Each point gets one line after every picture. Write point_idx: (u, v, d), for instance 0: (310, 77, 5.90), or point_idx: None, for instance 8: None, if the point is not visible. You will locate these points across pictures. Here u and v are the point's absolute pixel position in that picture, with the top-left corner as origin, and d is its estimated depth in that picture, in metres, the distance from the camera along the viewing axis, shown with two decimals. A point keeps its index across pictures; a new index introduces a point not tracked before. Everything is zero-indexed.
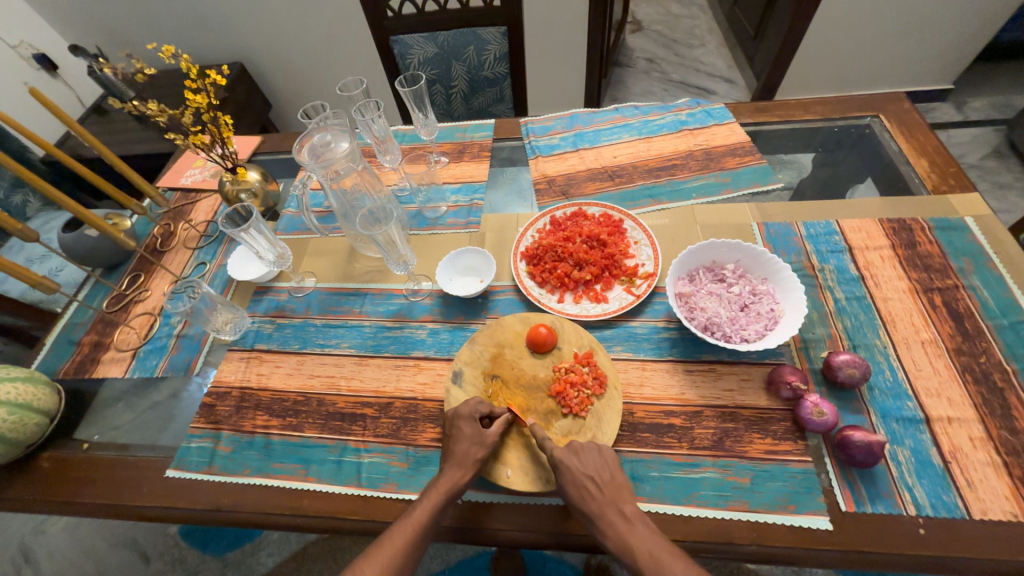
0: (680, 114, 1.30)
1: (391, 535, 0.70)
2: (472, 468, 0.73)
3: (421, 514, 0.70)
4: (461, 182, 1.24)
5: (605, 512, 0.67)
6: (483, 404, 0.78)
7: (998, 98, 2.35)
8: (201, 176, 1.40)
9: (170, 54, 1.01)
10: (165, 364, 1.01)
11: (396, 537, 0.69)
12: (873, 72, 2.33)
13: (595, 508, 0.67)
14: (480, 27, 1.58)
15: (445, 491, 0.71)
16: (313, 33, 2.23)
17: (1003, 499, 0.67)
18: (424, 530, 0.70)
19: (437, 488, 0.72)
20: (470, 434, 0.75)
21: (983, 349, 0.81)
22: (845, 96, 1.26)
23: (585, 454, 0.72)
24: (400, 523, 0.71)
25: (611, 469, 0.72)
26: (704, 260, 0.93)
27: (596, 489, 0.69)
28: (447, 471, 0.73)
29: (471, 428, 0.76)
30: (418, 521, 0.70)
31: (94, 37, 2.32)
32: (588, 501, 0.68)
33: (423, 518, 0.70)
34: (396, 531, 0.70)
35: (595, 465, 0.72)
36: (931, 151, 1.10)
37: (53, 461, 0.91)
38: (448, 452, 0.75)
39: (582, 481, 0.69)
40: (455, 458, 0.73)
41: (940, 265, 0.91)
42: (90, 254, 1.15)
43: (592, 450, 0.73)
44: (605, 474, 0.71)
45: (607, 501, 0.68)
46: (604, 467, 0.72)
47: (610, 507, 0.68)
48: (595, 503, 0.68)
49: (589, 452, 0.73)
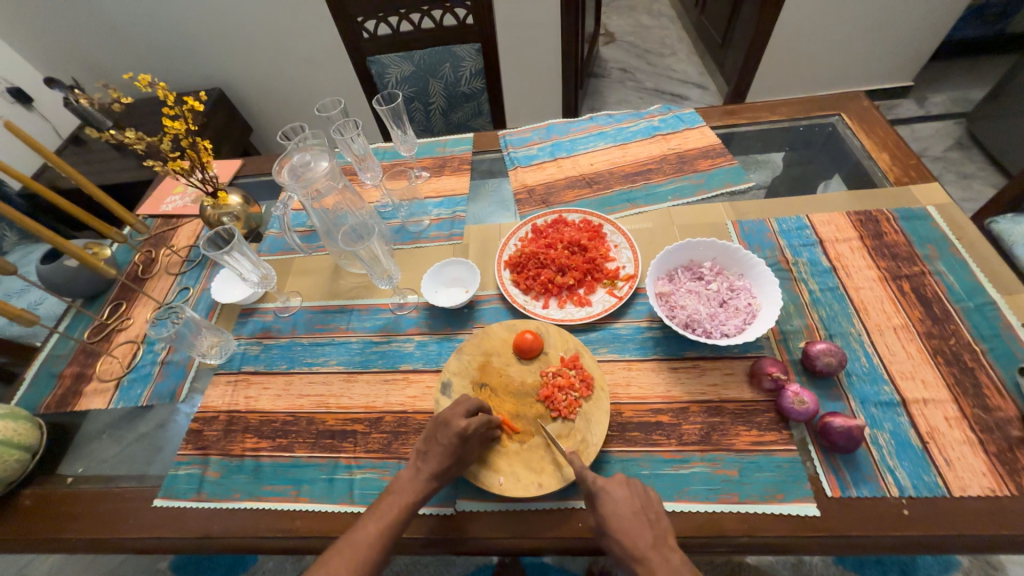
0: (653, 120, 1.34)
1: (363, 532, 0.70)
2: (449, 473, 0.73)
3: (394, 512, 0.71)
4: (443, 195, 1.26)
5: (650, 554, 0.63)
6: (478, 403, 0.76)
7: (956, 93, 2.45)
8: (182, 202, 1.40)
9: (146, 82, 1.01)
10: (150, 393, 1.00)
11: (369, 535, 0.69)
12: (837, 72, 2.43)
13: (636, 547, 0.63)
14: (454, 45, 1.62)
15: (419, 489, 0.72)
16: (291, 56, 2.26)
17: (982, 476, 0.69)
18: (397, 527, 0.70)
19: (410, 489, 0.72)
20: (452, 445, 0.71)
21: (952, 332, 0.84)
22: (809, 97, 1.31)
23: (628, 489, 0.68)
24: (372, 520, 0.71)
25: (653, 506, 0.67)
26: (682, 260, 0.96)
27: (642, 527, 0.64)
28: (420, 474, 0.73)
29: (459, 442, 0.71)
30: (390, 520, 0.70)
31: (69, 69, 2.31)
32: (630, 538, 0.64)
33: (395, 516, 0.71)
34: (365, 525, 0.70)
35: (635, 500, 0.67)
36: (892, 145, 1.14)
37: (36, 498, 0.89)
38: (424, 456, 0.74)
39: (624, 517, 0.65)
40: (434, 463, 0.73)
41: (907, 253, 0.95)
42: (69, 284, 1.14)
43: (632, 484, 0.68)
44: (651, 510, 0.67)
45: (650, 541, 0.64)
46: (647, 504, 0.67)
47: (653, 549, 0.63)
48: (638, 540, 0.63)
49: (631, 486, 0.68)
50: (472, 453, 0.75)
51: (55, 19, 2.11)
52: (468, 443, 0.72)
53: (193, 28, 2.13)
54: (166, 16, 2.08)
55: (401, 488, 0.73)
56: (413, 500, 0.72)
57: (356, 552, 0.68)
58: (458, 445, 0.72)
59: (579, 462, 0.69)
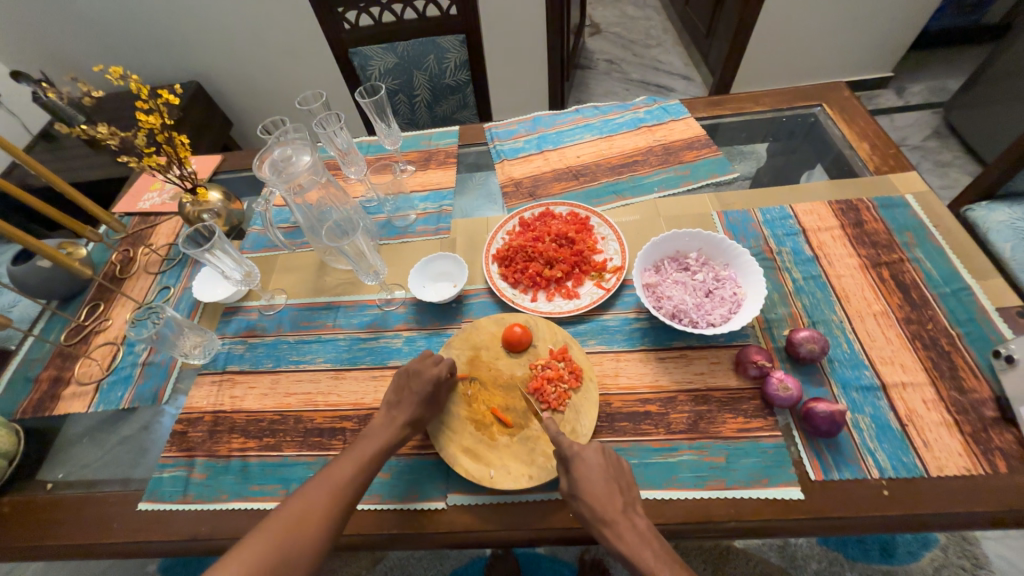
0: (638, 112, 1.34)
1: (340, 466, 0.73)
2: (422, 420, 0.78)
3: (370, 450, 0.75)
4: (429, 189, 1.24)
5: (618, 518, 0.65)
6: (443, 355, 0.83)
7: (934, 83, 2.50)
8: (160, 199, 1.36)
9: (118, 75, 0.97)
10: (131, 395, 0.97)
11: (346, 469, 0.72)
12: (819, 63, 2.45)
13: (604, 510, 0.65)
14: (438, 36, 1.59)
15: (393, 431, 0.77)
16: (270, 48, 2.20)
17: (958, 456, 0.71)
18: (372, 463, 0.74)
19: (385, 432, 0.76)
20: (424, 391, 0.79)
21: (930, 317, 0.86)
22: (792, 87, 1.32)
23: (604, 457, 0.70)
24: (348, 456, 0.74)
25: (623, 475, 0.70)
26: (668, 251, 0.96)
27: (612, 492, 0.67)
28: (393, 416, 0.78)
29: (431, 388, 0.79)
30: (366, 455, 0.74)
31: (37, 62, 2.23)
32: (599, 502, 0.66)
33: (372, 453, 0.74)
34: (342, 464, 0.73)
35: (609, 469, 0.69)
36: (872, 135, 1.16)
37: (15, 505, 0.86)
38: (396, 401, 0.79)
39: (595, 481, 0.67)
40: (407, 408, 0.78)
41: (886, 240, 0.97)
42: (44, 285, 1.10)
43: (608, 453, 0.71)
44: (621, 480, 0.69)
45: (620, 506, 0.66)
46: (620, 473, 0.70)
47: (622, 514, 0.65)
48: (607, 506, 0.65)
49: (607, 456, 0.71)
50: (446, 399, 0.82)
51: (20, 10, 2.03)
52: (441, 388, 0.80)
53: (167, 19, 2.06)
54: (137, 6, 2.01)
55: (375, 430, 0.77)
56: (389, 440, 0.76)
57: (333, 485, 0.71)
58: (429, 390, 0.79)
59: (554, 428, 0.72)
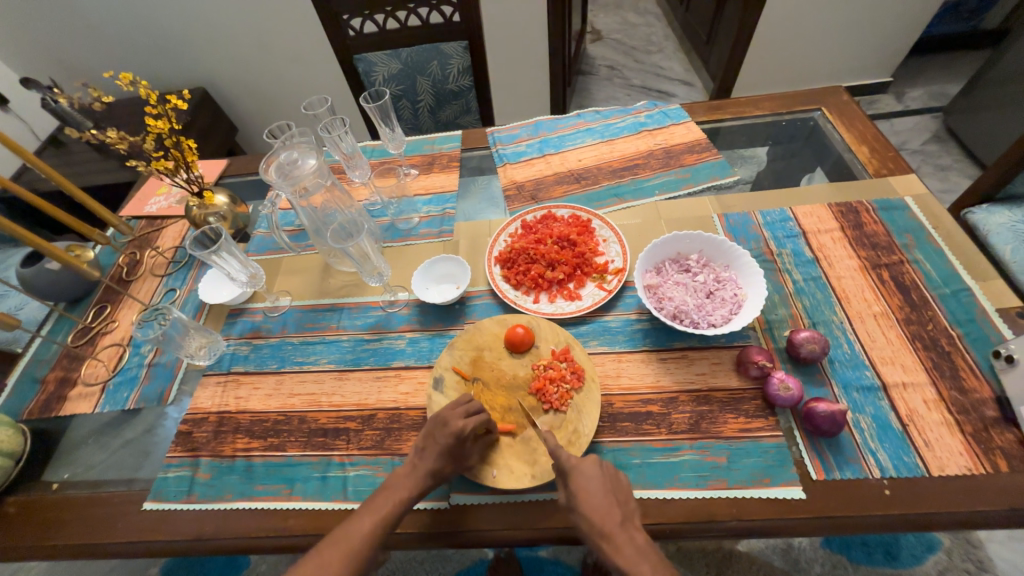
0: (639, 116, 1.36)
1: (357, 525, 0.70)
2: (444, 472, 0.74)
3: (388, 508, 0.71)
4: (432, 193, 1.26)
5: (617, 531, 0.64)
6: (473, 401, 0.77)
7: (933, 88, 2.51)
8: (167, 202, 1.38)
9: (128, 81, 0.99)
10: (137, 396, 0.98)
11: (362, 530, 0.69)
12: (818, 69, 2.47)
13: (603, 524, 0.65)
14: (441, 42, 1.62)
15: (413, 486, 0.73)
16: (276, 55, 2.24)
17: (959, 455, 0.71)
18: (389, 522, 0.71)
19: (404, 487, 0.73)
20: (450, 447, 0.73)
21: (930, 318, 0.86)
22: (791, 92, 1.34)
23: (602, 470, 0.70)
24: (366, 514, 0.71)
25: (621, 490, 0.69)
26: (669, 253, 0.97)
27: (611, 506, 0.66)
28: (416, 473, 0.74)
29: (455, 443, 0.73)
30: (384, 515, 0.71)
31: (47, 69, 2.26)
32: (598, 515, 0.65)
33: (389, 510, 0.71)
34: (360, 517, 0.71)
35: (607, 482, 0.69)
36: (871, 139, 1.17)
37: (21, 505, 0.87)
38: (422, 455, 0.75)
39: (595, 493, 0.66)
40: (431, 461, 0.74)
41: (886, 242, 0.98)
42: (52, 287, 1.12)
43: (606, 465, 0.71)
44: (620, 493, 0.69)
45: (618, 520, 0.65)
46: (617, 487, 0.69)
47: (620, 527, 0.65)
48: (606, 519, 0.65)
49: (605, 467, 0.70)
50: (470, 451, 0.76)
51: (31, 19, 2.06)
52: (466, 441, 0.74)
53: (175, 28, 2.10)
54: (146, 14, 2.05)
55: (397, 483, 0.74)
56: (408, 495, 0.72)
57: (348, 544, 0.68)
58: (453, 446, 0.73)
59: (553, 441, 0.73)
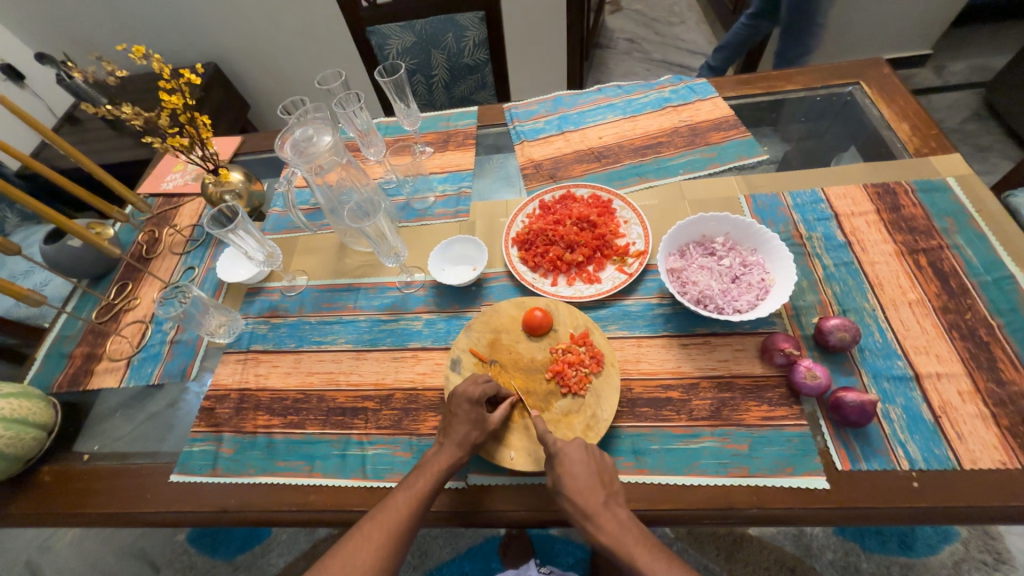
0: (663, 91, 1.30)
1: (393, 502, 0.71)
2: (472, 439, 0.74)
3: (422, 483, 0.72)
4: (448, 171, 1.23)
5: (599, 510, 0.66)
6: (483, 376, 0.78)
7: (977, 61, 2.36)
8: (183, 180, 1.38)
9: (141, 54, 0.96)
10: (161, 371, 1.00)
11: (399, 506, 0.70)
12: (852, 41, 2.34)
13: (584, 503, 0.66)
14: (457, 13, 1.55)
15: (445, 461, 0.73)
16: (287, 27, 2.18)
17: (992, 449, 0.69)
18: (424, 498, 0.71)
19: (436, 462, 0.73)
20: (467, 413, 0.75)
21: (969, 307, 0.82)
22: (828, 65, 1.26)
23: (586, 451, 0.71)
24: (402, 491, 0.72)
25: (602, 468, 0.70)
26: (694, 235, 0.94)
27: (595, 485, 0.67)
28: (445, 447, 0.74)
29: (471, 407, 0.75)
30: (419, 491, 0.71)
31: (62, 44, 2.25)
32: (581, 494, 0.66)
33: (425, 487, 0.71)
34: (396, 496, 0.71)
35: (592, 462, 0.70)
36: (912, 115, 1.10)
37: (55, 474, 0.90)
38: (447, 430, 0.75)
39: (579, 481, 0.67)
40: (456, 434, 0.74)
41: (925, 226, 0.93)
42: (75, 264, 1.13)
43: (590, 448, 0.72)
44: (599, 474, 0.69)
45: (599, 500, 0.66)
46: (602, 468, 0.70)
47: (603, 504, 0.66)
48: (587, 502, 0.66)
49: (588, 449, 0.71)
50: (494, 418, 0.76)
51: None
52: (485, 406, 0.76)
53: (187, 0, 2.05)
54: None
55: (429, 462, 0.74)
56: (440, 470, 0.73)
57: (387, 520, 0.69)
58: (470, 409, 0.75)
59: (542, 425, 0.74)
